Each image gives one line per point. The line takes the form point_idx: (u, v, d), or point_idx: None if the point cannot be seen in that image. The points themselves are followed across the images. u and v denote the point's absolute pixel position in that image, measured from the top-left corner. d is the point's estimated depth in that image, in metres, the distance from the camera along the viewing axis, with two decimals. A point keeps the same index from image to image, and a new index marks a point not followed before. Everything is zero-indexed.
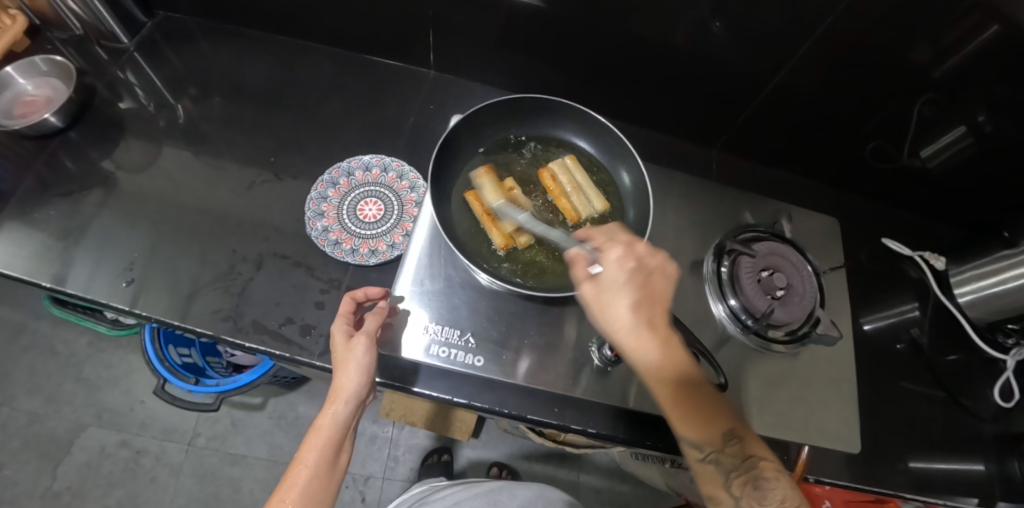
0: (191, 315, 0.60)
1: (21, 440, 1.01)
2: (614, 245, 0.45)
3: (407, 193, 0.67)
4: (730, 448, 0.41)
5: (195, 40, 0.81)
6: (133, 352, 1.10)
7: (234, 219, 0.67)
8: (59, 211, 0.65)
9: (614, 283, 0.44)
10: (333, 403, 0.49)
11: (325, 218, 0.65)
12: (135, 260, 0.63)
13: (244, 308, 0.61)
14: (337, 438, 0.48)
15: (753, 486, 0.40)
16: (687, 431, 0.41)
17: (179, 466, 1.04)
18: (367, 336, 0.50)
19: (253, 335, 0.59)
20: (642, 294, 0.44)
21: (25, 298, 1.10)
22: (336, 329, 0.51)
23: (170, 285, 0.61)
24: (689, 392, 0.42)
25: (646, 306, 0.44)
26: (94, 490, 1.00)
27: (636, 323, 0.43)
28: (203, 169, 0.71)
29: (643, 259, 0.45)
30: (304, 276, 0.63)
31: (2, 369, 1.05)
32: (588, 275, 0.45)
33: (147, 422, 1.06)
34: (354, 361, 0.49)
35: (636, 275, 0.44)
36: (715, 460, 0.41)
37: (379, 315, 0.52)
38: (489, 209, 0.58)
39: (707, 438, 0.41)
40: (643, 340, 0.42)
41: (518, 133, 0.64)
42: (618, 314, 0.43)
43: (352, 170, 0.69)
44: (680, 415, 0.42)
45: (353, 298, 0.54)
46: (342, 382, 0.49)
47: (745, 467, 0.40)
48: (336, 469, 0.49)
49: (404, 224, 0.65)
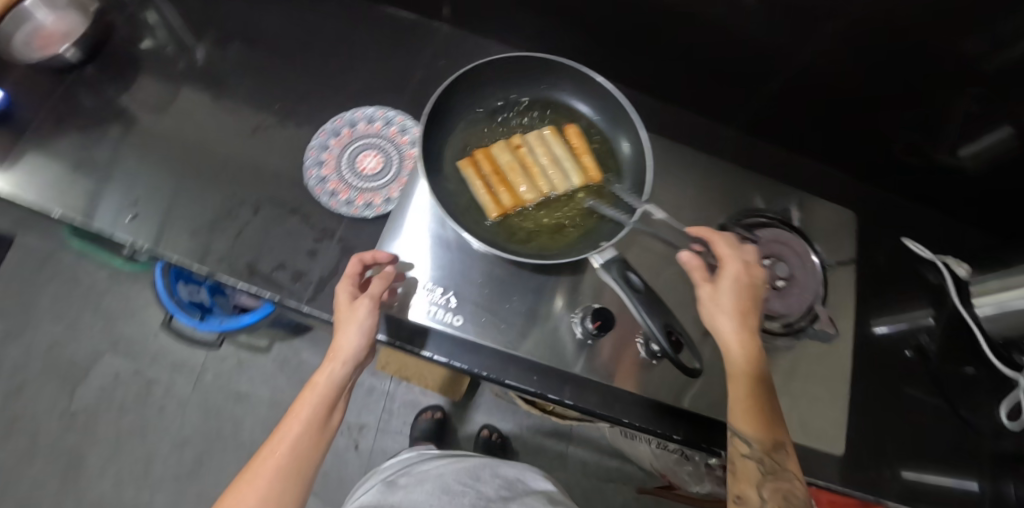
0: (192, 252, 0.62)
1: (41, 363, 1.05)
2: (739, 257, 0.48)
3: (407, 147, 0.66)
4: (777, 457, 0.43)
5: None
6: (140, 290, 1.10)
7: (238, 163, 0.68)
8: (74, 142, 0.67)
9: (730, 286, 0.47)
10: (331, 362, 0.48)
11: (324, 168, 0.65)
12: (142, 197, 0.64)
13: (239, 251, 0.62)
14: (331, 396, 0.48)
15: (782, 496, 0.41)
16: (748, 424, 0.43)
17: (186, 399, 1.05)
18: (371, 298, 0.49)
19: (246, 278, 0.60)
20: (743, 301, 0.47)
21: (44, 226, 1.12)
22: (341, 291, 0.50)
23: (175, 222, 0.63)
24: (763, 395, 0.45)
25: (750, 313, 0.47)
26: (107, 415, 1.03)
27: (739, 326, 0.46)
28: (214, 112, 0.72)
29: (758, 274, 0.48)
30: (299, 224, 0.64)
31: (26, 295, 1.09)
32: (706, 279, 0.48)
33: (157, 355, 1.07)
34: (356, 323, 0.48)
35: (751, 284, 0.47)
36: (758, 459, 0.43)
37: (385, 279, 0.50)
38: (496, 165, 0.55)
39: (762, 439, 0.43)
40: (740, 339, 0.45)
41: (516, 93, 0.61)
42: (725, 314, 0.46)
43: (354, 121, 0.68)
44: (747, 409, 0.44)
45: (360, 260, 0.51)
46: (342, 342, 0.48)
47: (780, 476, 0.42)
48: (328, 427, 0.49)
49: (400, 179, 0.64)
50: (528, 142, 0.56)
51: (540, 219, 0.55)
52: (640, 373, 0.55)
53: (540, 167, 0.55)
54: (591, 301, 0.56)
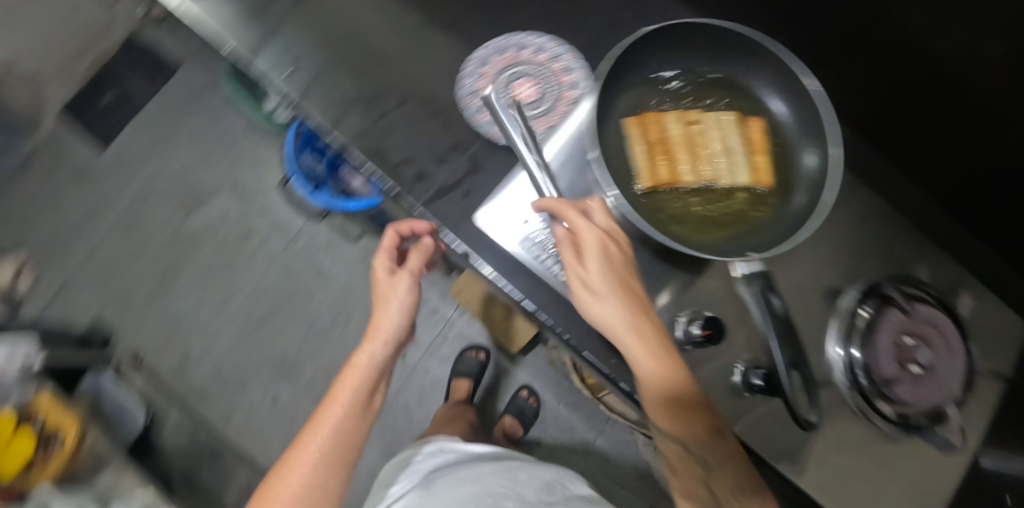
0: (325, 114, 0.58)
1: (172, 180, 1.18)
2: (575, 211, 0.44)
3: (566, 88, 0.56)
4: (708, 447, 0.43)
5: None
6: (266, 145, 1.19)
7: (389, 34, 0.61)
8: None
9: (591, 247, 0.42)
10: (370, 344, 0.60)
11: (477, 81, 0.57)
12: (296, 44, 0.60)
13: (376, 132, 0.56)
14: (370, 378, 0.60)
15: (727, 484, 0.44)
16: (672, 429, 0.43)
17: (276, 256, 1.13)
18: (408, 272, 0.59)
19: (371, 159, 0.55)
20: (614, 276, 0.43)
21: (209, 65, 1.24)
22: (381, 264, 0.59)
23: (317, 79, 0.59)
24: (685, 387, 0.42)
25: (613, 290, 0.43)
26: (210, 245, 1.14)
27: (617, 313, 0.42)
28: None
29: (605, 225, 0.44)
30: (437, 127, 0.56)
31: (178, 118, 1.21)
32: (568, 219, 0.44)
33: (264, 209, 1.15)
34: (393, 298, 0.59)
35: (602, 253, 0.43)
36: (682, 447, 0.44)
37: (422, 252, 0.57)
38: (664, 136, 0.43)
39: (684, 433, 0.43)
40: (625, 320, 0.42)
41: (704, 64, 0.47)
42: (589, 276, 0.43)
43: (523, 44, 0.58)
44: (671, 418, 0.43)
45: (397, 231, 0.56)
46: (382, 324, 0.59)
47: (721, 472, 0.44)
48: (369, 406, 0.61)
49: (550, 118, 0.55)
50: (705, 122, 0.45)
51: (690, 213, 0.43)
52: (737, 404, 0.48)
53: (709, 154, 0.44)
54: (705, 307, 0.49)
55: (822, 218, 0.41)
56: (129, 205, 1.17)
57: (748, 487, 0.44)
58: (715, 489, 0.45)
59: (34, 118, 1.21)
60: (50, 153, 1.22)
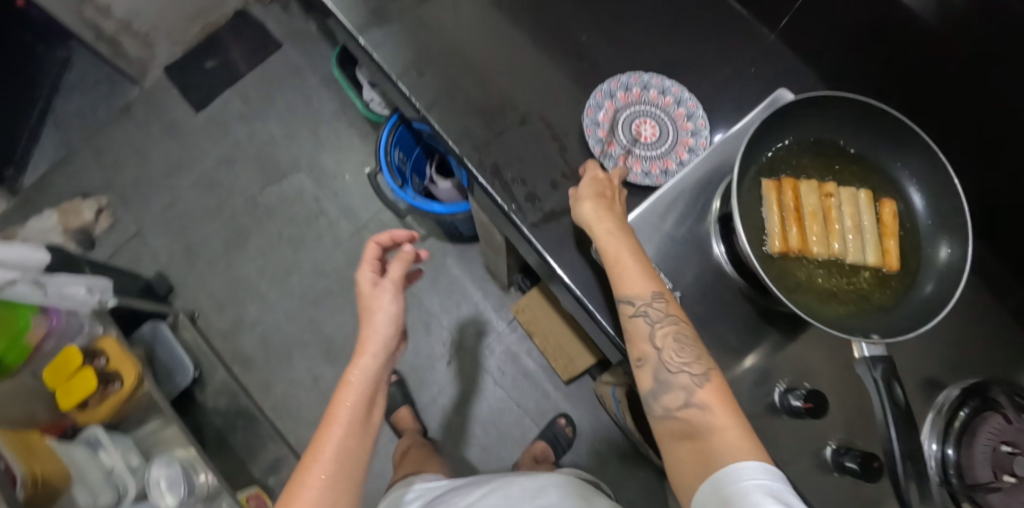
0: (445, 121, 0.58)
1: (257, 152, 1.24)
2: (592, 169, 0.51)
3: (685, 135, 0.57)
4: (659, 304, 0.43)
5: None
6: (348, 132, 1.24)
7: (517, 54, 0.61)
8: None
9: (591, 183, 0.50)
10: (362, 355, 0.49)
11: (601, 112, 0.57)
12: (425, 49, 0.61)
13: (494, 145, 0.56)
14: (368, 392, 0.47)
15: (671, 336, 0.42)
16: (622, 284, 0.43)
17: (341, 240, 1.16)
18: (391, 282, 0.52)
19: (486, 173, 0.55)
20: (601, 195, 0.49)
21: (311, 51, 1.32)
22: (363, 276, 0.53)
23: (442, 86, 0.59)
24: (640, 260, 0.44)
25: (601, 198, 0.48)
26: (281, 218, 1.18)
27: (595, 206, 0.47)
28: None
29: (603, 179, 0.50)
30: (554, 152, 0.56)
31: (272, 94, 1.28)
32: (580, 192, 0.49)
33: (337, 193, 1.19)
34: (381, 308, 0.51)
35: (598, 183, 0.50)
36: (643, 313, 0.43)
37: (403, 259, 0.53)
38: (798, 205, 0.44)
39: (641, 290, 0.43)
40: (598, 215, 0.47)
41: (848, 137, 0.46)
42: (580, 203, 0.48)
43: (648, 84, 0.59)
44: (629, 269, 0.43)
45: (376, 242, 0.55)
46: (370, 333, 0.50)
47: (665, 322, 0.42)
48: (370, 425, 0.47)
49: (667, 161, 0.56)
50: (838, 197, 0.45)
51: (814, 284, 0.43)
52: (823, 481, 0.47)
53: (838, 229, 0.44)
54: (805, 380, 0.50)
55: (946, 315, 0.40)
56: (212, 168, 1.23)
57: (694, 350, 0.41)
58: (669, 364, 0.41)
59: (150, 77, 1.33)
60: (151, 109, 1.31)
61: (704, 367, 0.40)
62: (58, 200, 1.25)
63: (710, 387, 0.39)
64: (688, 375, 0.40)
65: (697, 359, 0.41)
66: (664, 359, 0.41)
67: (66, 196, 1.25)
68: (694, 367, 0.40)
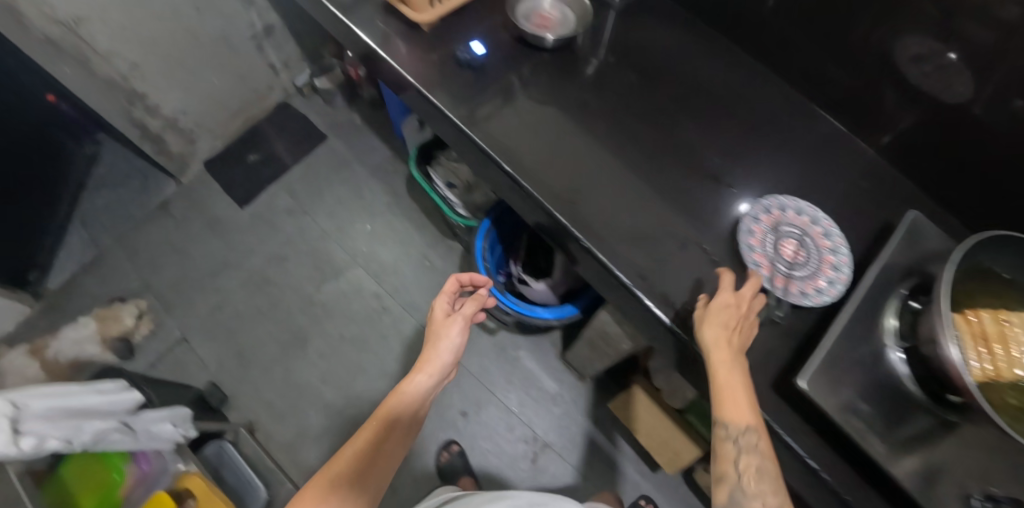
0: (610, 252, 0.59)
1: (308, 247, 1.20)
2: (728, 288, 0.52)
3: (827, 252, 0.62)
4: (753, 438, 0.43)
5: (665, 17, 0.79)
6: (403, 224, 1.22)
7: (659, 188, 0.66)
8: (531, 111, 0.69)
9: (721, 304, 0.51)
10: (418, 373, 0.62)
11: (752, 237, 0.61)
12: (574, 185, 0.63)
13: (661, 274, 0.59)
14: (416, 403, 0.60)
15: (756, 467, 0.42)
16: (724, 405, 0.45)
17: (407, 338, 1.12)
18: (463, 316, 0.67)
19: (662, 305, 0.57)
20: (726, 318, 0.50)
21: (356, 143, 1.32)
22: (439, 304, 0.69)
23: (598, 220, 0.61)
24: (745, 393, 0.46)
25: (729, 324, 0.49)
26: (340, 317, 1.14)
27: (720, 332, 0.48)
28: (644, 129, 0.69)
29: (740, 299, 0.51)
30: (717, 278, 0.60)
31: (321, 188, 1.26)
32: (704, 301, 0.52)
33: (397, 288, 1.16)
34: (447, 340, 0.65)
35: (731, 304, 0.51)
36: (733, 441, 0.43)
37: (477, 301, 0.68)
38: (987, 331, 0.48)
39: (737, 419, 0.44)
40: (719, 335, 0.48)
41: (1004, 267, 0.53)
42: (710, 324, 0.49)
43: (786, 206, 0.63)
44: (732, 397, 0.45)
45: (457, 280, 0.71)
46: (431, 358, 0.63)
47: (755, 453, 0.42)
48: (411, 432, 0.59)
49: (817, 279, 0.60)
50: (1013, 319, 0.50)
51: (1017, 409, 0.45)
52: None
53: None
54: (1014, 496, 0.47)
55: None
56: (262, 266, 1.19)
57: (776, 485, 0.42)
58: (746, 489, 0.42)
59: (190, 173, 1.30)
60: (190, 205, 1.27)
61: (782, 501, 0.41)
62: (88, 307, 1.17)
63: None
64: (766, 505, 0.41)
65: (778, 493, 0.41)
66: (743, 484, 0.42)
67: (98, 303, 1.17)
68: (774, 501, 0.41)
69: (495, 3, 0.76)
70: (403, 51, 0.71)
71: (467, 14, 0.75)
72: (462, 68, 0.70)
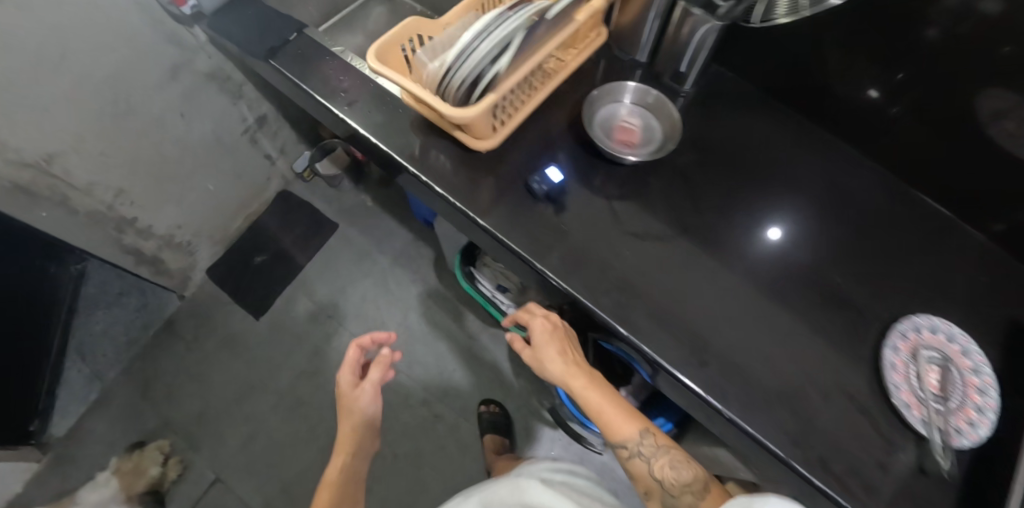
0: (753, 416, 0.52)
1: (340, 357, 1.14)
2: (535, 316, 0.67)
3: (972, 377, 0.55)
4: (648, 441, 0.56)
5: (736, 100, 0.71)
6: (438, 315, 1.19)
7: (783, 318, 0.58)
8: (631, 251, 0.59)
9: (542, 338, 0.65)
10: (340, 455, 0.65)
11: (896, 371, 0.55)
12: (694, 334, 0.55)
13: (812, 435, 0.52)
14: (348, 482, 0.63)
15: (667, 465, 0.54)
16: (611, 429, 0.58)
17: (466, 445, 1.06)
18: (371, 384, 0.67)
19: (822, 475, 0.50)
20: (558, 345, 0.64)
21: (372, 229, 1.28)
22: (344, 379, 0.68)
23: (729, 375, 0.54)
24: (617, 405, 0.59)
25: (565, 355, 0.63)
26: (391, 432, 1.07)
27: (565, 364, 0.62)
28: (748, 243, 0.61)
29: (557, 320, 0.67)
30: (868, 427, 0.53)
31: (345, 287, 1.22)
32: (526, 346, 0.66)
33: (447, 390, 1.11)
34: (359, 406, 0.66)
35: (555, 335, 0.65)
36: (639, 453, 0.55)
37: (382, 362, 0.68)
38: None
39: (628, 436, 0.56)
40: (568, 371, 0.62)
41: None
42: (551, 361, 0.63)
43: (923, 327, 0.57)
44: (614, 417, 0.58)
45: (359, 345, 0.70)
46: (346, 431, 0.66)
47: (660, 454, 0.55)
48: (353, 493, 0.64)
49: (968, 411, 0.53)
50: None
51: None
52: None
53: None
54: None
55: None
56: (295, 383, 1.12)
57: (688, 469, 0.53)
58: (671, 491, 0.53)
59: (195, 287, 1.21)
60: (203, 324, 1.18)
61: (699, 481, 0.52)
62: (101, 459, 1.04)
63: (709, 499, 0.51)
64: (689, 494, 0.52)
65: (689, 478, 0.53)
66: (666, 487, 0.53)
67: (115, 451, 1.05)
68: (692, 484, 0.52)
69: (551, 112, 0.68)
70: (464, 187, 0.63)
71: (525, 130, 0.66)
72: (535, 199, 0.62)
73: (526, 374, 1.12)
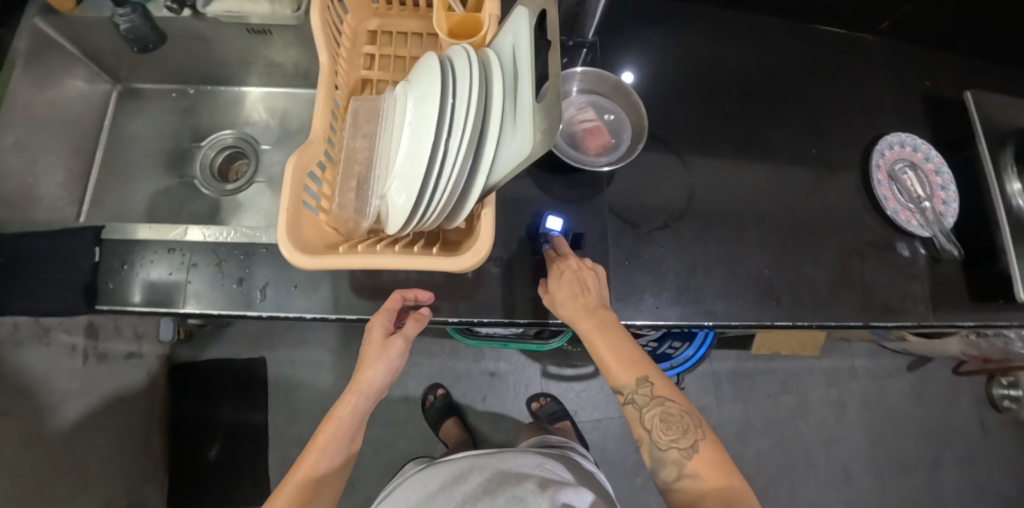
0: (831, 312, 0.57)
1: (380, 469, 1.10)
2: (557, 265, 0.48)
3: (926, 164, 0.64)
4: (645, 390, 0.45)
5: (640, 26, 0.65)
6: (433, 364, 1.18)
7: (795, 213, 0.61)
8: (667, 246, 0.56)
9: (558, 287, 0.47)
10: (351, 395, 0.48)
11: (887, 199, 0.62)
12: (753, 281, 0.57)
13: (871, 293, 0.59)
14: (349, 429, 0.49)
15: (658, 417, 0.45)
16: (610, 375, 0.46)
17: None
18: (401, 343, 0.47)
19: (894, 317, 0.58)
20: (577, 289, 0.46)
21: (307, 337, 1.13)
22: (375, 324, 0.47)
23: (796, 296, 0.57)
24: (621, 355, 0.45)
25: (579, 295, 0.46)
26: None
27: (575, 309, 0.46)
28: (735, 167, 0.61)
29: (578, 266, 0.48)
30: (900, 256, 0.61)
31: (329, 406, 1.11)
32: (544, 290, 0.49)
33: (495, 418, 1.16)
34: (384, 362, 0.47)
35: (569, 284, 0.46)
36: (632, 400, 0.46)
37: (418, 320, 0.48)
38: None
39: (627, 381, 0.45)
40: (579, 314, 0.46)
41: None
42: (561, 305, 0.46)
43: (882, 151, 0.64)
44: (615, 363, 0.45)
45: (400, 296, 0.49)
46: (365, 377, 0.47)
47: (653, 406, 0.45)
48: (349, 454, 0.50)
49: (937, 194, 0.63)
50: None
51: None
52: None
53: None
54: None
55: None
56: None
57: (681, 425, 0.45)
58: (659, 443, 0.45)
59: None
60: None
61: (690, 440, 0.44)
62: None
63: (697, 460, 0.43)
64: (676, 448, 0.44)
65: (683, 433, 0.44)
66: (654, 438, 0.45)
67: None
68: (682, 443, 0.44)
69: None
70: (473, 290, 0.52)
71: None
72: None
73: (547, 354, 1.19)
